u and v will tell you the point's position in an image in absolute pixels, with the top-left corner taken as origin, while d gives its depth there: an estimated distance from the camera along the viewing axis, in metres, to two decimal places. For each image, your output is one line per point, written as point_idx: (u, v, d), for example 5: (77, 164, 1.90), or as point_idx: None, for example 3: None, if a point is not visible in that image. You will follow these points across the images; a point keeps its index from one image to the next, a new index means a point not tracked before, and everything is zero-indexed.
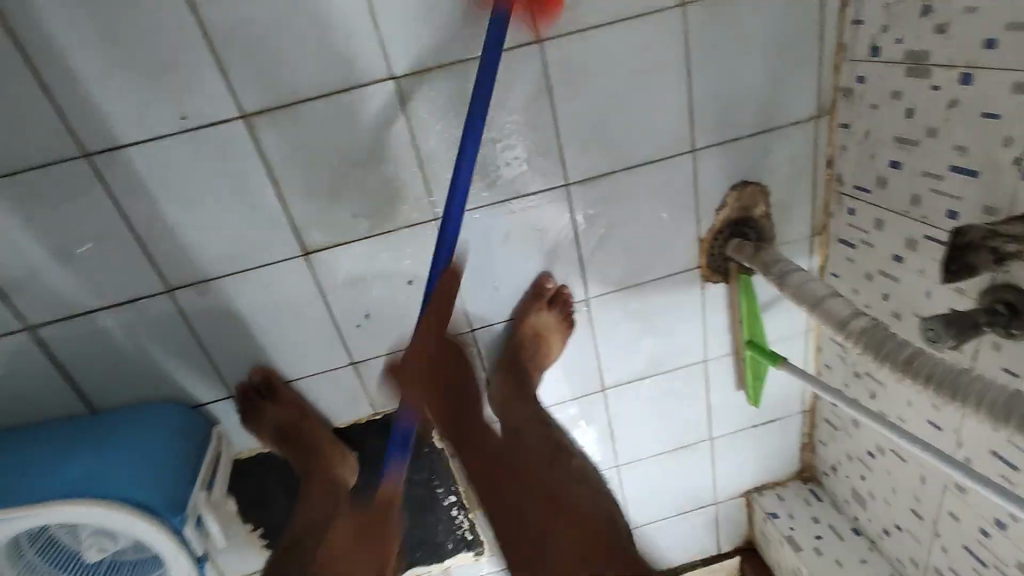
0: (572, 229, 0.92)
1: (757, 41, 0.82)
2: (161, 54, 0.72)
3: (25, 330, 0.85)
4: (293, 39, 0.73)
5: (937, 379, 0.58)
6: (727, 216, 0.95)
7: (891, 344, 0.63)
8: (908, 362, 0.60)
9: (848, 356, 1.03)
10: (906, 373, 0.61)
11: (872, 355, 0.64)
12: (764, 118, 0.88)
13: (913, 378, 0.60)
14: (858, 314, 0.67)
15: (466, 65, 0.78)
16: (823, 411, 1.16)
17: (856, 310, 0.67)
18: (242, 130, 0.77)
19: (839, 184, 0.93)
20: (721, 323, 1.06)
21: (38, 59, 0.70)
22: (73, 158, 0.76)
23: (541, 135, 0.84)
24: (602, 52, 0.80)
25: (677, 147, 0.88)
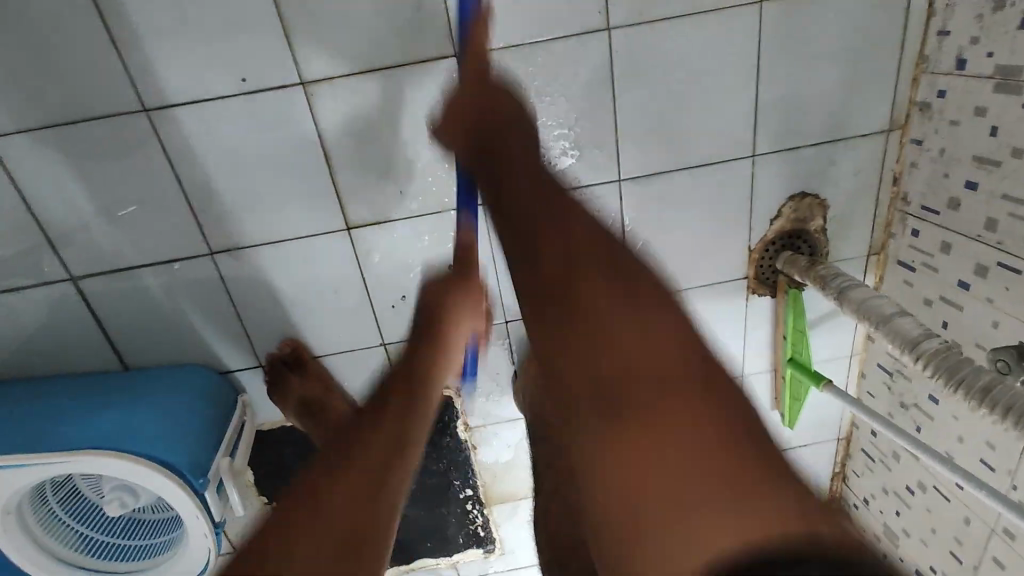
0: (619, 228, 0.89)
1: (834, 46, 0.79)
2: (228, 14, 0.72)
3: (68, 280, 0.85)
4: (361, 8, 0.72)
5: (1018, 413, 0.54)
6: (781, 227, 0.92)
7: (965, 371, 0.59)
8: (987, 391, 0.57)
9: (895, 385, 0.99)
10: (981, 403, 0.57)
11: (943, 382, 0.60)
12: (832, 128, 0.84)
13: (989, 410, 0.56)
14: (929, 336, 0.63)
15: (530, 48, 0.76)
16: (861, 440, 1.11)
17: (927, 330, 0.63)
18: (300, 97, 0.77)
19: (904, 204, 0.89)
20: (763, 338, 1.02)
21: (109, 10, 0.70)
22: (132, 112, 0.76)
23: (599, 126, 0.82)
24: (671, 45, 0.77)
25: (737, 150, 0.85)
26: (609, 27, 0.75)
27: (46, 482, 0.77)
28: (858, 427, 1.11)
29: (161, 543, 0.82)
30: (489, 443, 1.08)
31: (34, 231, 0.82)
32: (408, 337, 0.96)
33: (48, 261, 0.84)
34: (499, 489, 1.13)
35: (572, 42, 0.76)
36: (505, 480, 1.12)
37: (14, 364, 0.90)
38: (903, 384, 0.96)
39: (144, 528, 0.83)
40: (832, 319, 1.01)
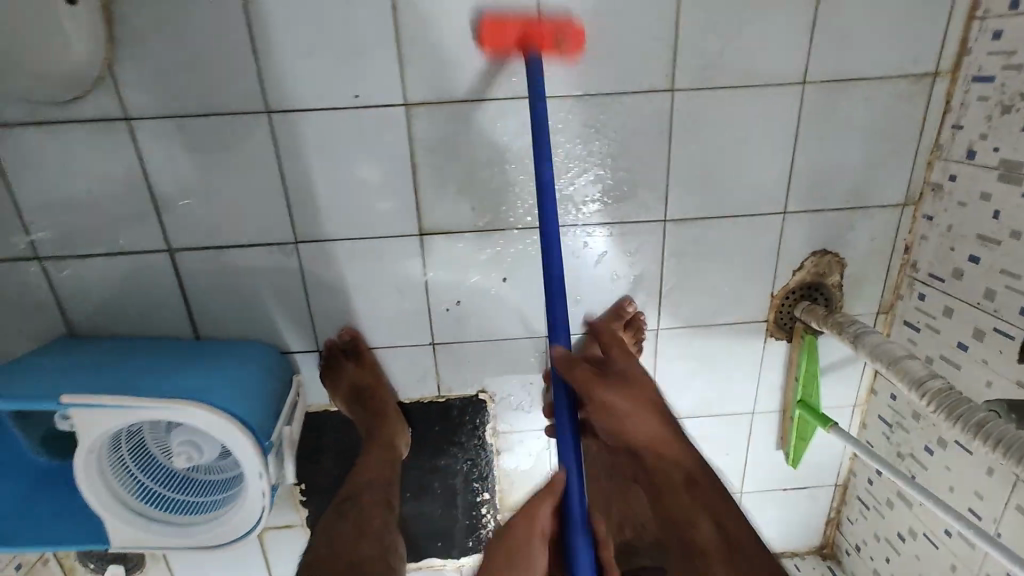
0: (659, 263, 1.00)
1: (863, 126, 0.91)
2: (354, 39, 0.84)
3: (166, 251, 0.95)
4: (468, 47, 0.84)
5: (1005, 446, 0.64)
6: (802, 278, 1.02)
7: (964, 409, 0.69)
8: (981, 425, 0.66)
9: (893, 437, 1.07)
10: (976, 437, 0.67)
11: (944, 417, 0.70)
12: (855, 197, 0.96)
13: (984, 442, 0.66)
14: (934, 376, 0.72)
15: (605, 98, 0.88)
16: (857, 488, 1.19)
17: (933, 371, 0.73)
18: (401, 116, 0.88)
19: (913, 271, 1.00)
20: (776, 379, 1.11)
21: (256, 25, 0.82)
22: (256, 112, 0.87)
23: (653, 171, 0.93)
24: (725, 108, 0.89)
25: (771, 206, 0.96)
26: (674, 88, 0.88)
27: (125, 429, 0.84)
28: (854, 475, 1.19)
29: (214, 499, 0.89)
30: (511, 449, 1.15)
31: (147, 205, 0.92)
32: (456, 340, 1.05)
33: (153, 232, 0.94)
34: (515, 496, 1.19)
35: (642, 97, 0.88)
36: (522, 487, 1.18)
37: (101, 324, 0.99)
38: (901, 435, 1.05)
39: (197, 486, 0.90)
40: (841, 368, 1.10)
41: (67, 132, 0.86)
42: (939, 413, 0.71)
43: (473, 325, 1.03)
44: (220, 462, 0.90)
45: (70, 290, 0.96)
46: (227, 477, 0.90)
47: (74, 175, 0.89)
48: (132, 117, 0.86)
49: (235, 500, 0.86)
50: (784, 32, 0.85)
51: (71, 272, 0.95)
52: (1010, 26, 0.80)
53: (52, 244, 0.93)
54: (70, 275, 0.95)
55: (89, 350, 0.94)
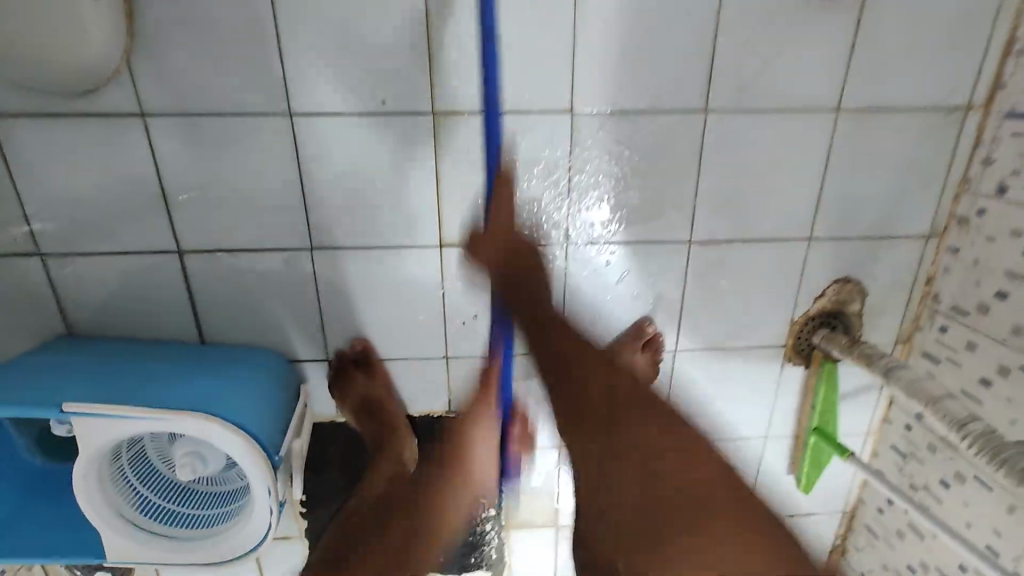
0: (681, 284, 0.98)
1: (894, 157, 0.90)
2: (385, 44, 0.81)
3: (175, 253, 0.91)
4: (502, 57, 0.82)
5: None
6: (822, 305, 1.01)
7: (1008, 452, 0.75)
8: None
9: (907, 467, 1.06)
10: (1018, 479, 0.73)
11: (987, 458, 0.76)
12: (881, 226, 0.95)
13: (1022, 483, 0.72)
14: (974, 418, 0.80)
15: (638, 116, 0.86)
16: (865, 516, 1.18)
17: (973, 414, 0.80)
18: (429, 125, 0.85)
19: (934, 302, 0.99)
20: (791, 405, 1.09)
21: (283, 24, 0.79)
22: (278, 114, 0.84)
23: (681, 192, 0.91)
24: (758, 132, 0.88)
25: (797, 232, 0.95)
26: (707, 109, 0.86)
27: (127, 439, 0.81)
28: (863, 503, 1.18)
29: (216, 512, 0.85)
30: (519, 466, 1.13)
31: (159, 205, 0.88)
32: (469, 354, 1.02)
33: (162, 233, 0.90)
34: (522, 513, 1.17)
35: (676, 117, 0.87)
36: (529, 506, 1.17)
37: (103, 325, 0.95)
38: (915, 466, 1.04)
39: (198, 498, 0.86)
40: (857, 397, 1.09)
41: (78, 126, 0.83)
42: (982, 455, 0.77)
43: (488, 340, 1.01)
44: (224, 473, 0.87)
45: (72, 290, 0.92)
46: (230, 489, 0.86)
47: (82, 170, 0.85)
48: (148, 114, 0.83)
49: (240, 514, 0.83)
50: (822, 59, 0.84)
51: (75, 272, 0.91)
52: None
53: (55, 242, 0.89)
54: (73, 275, 0.91)
55: (90, 353, 0.90)
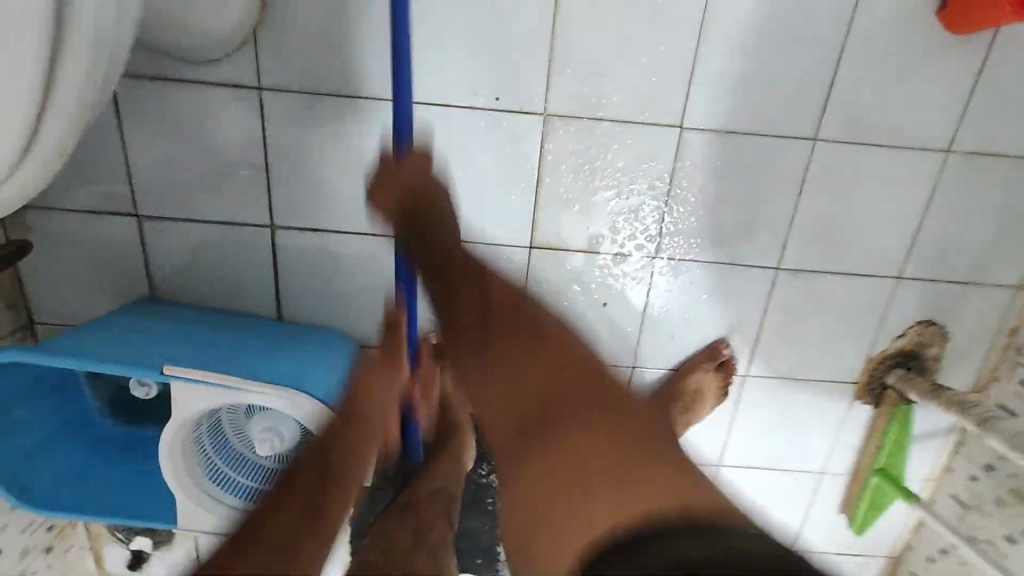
0: (761, 308, 0.97)
1: (997, 204, 0.89)
2: (508, 42, 0.81)
3: (268, 228, 0.92)
4: (622, 67, 0.82)
5: None
6: (901, 344, 1.00)
7: None
8: None
9: (967, 519, 1.04)
10: None
11: None
12: (973, 272, 0.94)
13: None
14: None
15: (747, 137, 0.86)
16: (912, 564, 1.15)
17: None
18: (538, 126, 0.85)
19: (1017, 354, 0.97)
20: (852, 442, 1.08)
21: (412, 13, 0.79)
22: (391, 101, 0.84)
23: (776, 217, 0.91)
24: (864, 165, 0.87)
25: (888, 269, 0.94)
26: (817, 136, 0.85)
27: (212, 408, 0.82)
28: (911, 550, 1.15)
29: None
30: None
31: (259, 179, 0.88)
32: None
33: (257, 206, 0.90)
34: None
35: (783, 142, 0.86)
36: None
37: (185, 290, 0.95)
38: (978, 519, 1.02)
39: (265, 471, 0.86)
40: (923, 442, 1.06)
41: (194, 92, 0.83)
42: None
43: None
44: None
45: (163, 252, 0.92)
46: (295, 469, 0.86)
47: (192, 137, 0.86)
48: (265, 88, 0.83)
49: None
50: (940, 99, 0.83)
51: (168, 235, 0.91)
52: None
53: (154, 204, 0.89)
54: (167, 238, 0.92)
55: (174, 317, 0.90)
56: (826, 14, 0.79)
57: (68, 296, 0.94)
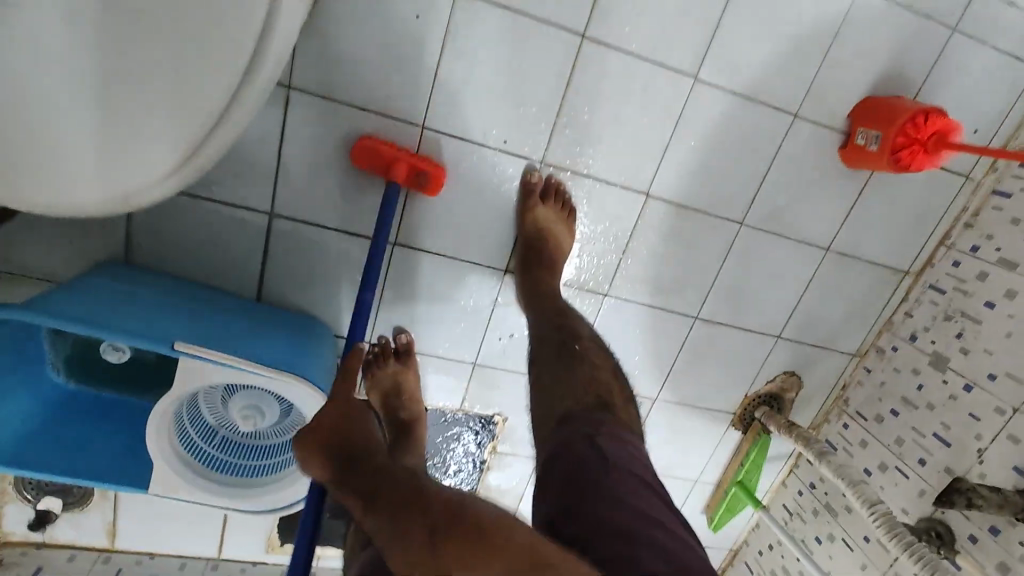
0: (676, 348, 1.18)
1: (853, 293, 1.19)
2: (521, 94, 0.93)
3: (265, 214, 0.95)
4: (610, 136, 0.98)
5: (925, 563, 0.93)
6: (768, 388, 1.26)
7: (900, 530, 0.97)
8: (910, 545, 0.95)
9: (790, 524, 1.35)
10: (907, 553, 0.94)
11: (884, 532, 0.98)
12: (828, 340, 1.23)
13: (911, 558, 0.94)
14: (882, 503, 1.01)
15: (694, 211, 1.06)
16: (746, 555, 1.46)
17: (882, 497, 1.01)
18: (532, 168, 0.99)
19: (844, 404, 1.28)
20: (723, 459, 1.34)
21: (447, 54, 0.89)
22: (411, 123, 0.92)
23: (702, 278, 1.12)
24: (770, 248, 1.11)
25: (772, 329, 1.20)
26: (743, 222, 1.08)
27: (204, 389, 0.86)
28: (747, 544, 1.46)
29: (256, 463, 0.90)
30: (501, 468, 1.27)
31: (268, 170, 0.92)
32: (494, 366, 1.14)
33: (261, 191, 0.93)
34: None
35: (717, 221, 1.07)
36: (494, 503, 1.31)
37: (163, 259, 0.95)
38: (797, 527, 1.33)
39: (235, 446, 0.90)
40: (773, 463, 1.35)
41: None
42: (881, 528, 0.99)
43: (511, 360, 1.14)
44: (265, 429, 0.92)
45: (148, 217, 0.92)
46: (265, 445, 0.91)
47: None
48: (293, 88, 0.88)
49: (278, 471, 0.89)
50: (830, 210, 1.09)
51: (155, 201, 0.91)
52: (967, 261, 1.11)
53: None
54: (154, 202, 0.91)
55: (153, 284, 0.90)
56: (767, 132, 1.01)
57: (28, 248, 0.89)
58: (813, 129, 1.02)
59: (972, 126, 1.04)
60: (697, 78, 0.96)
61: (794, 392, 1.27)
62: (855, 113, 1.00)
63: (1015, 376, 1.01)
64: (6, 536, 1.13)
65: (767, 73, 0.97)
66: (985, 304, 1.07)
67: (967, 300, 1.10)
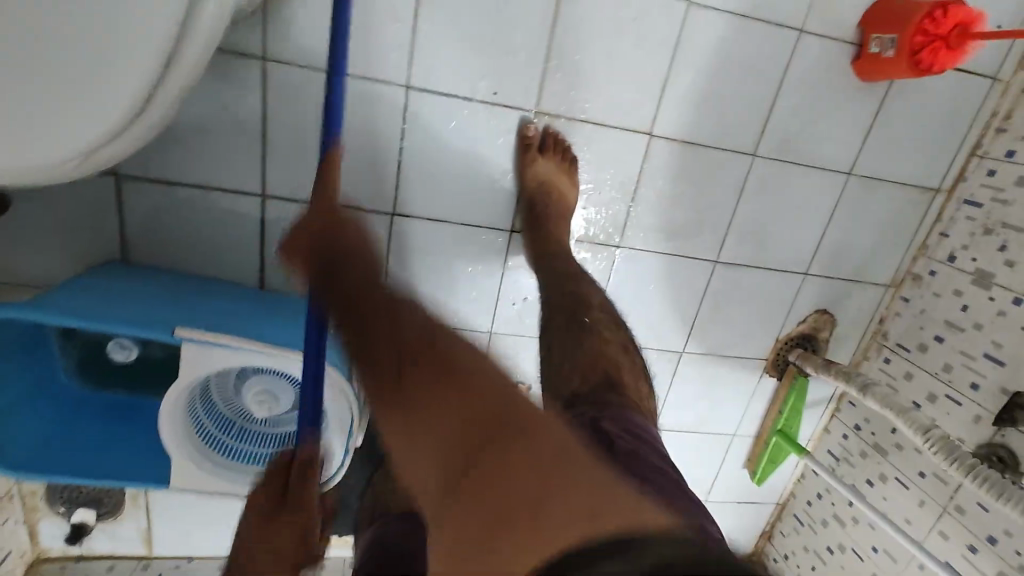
0: (699, 295, 1.13)
1: (881, 218, 1.12)
2: (506, 41, 0.88)
3: (257, 197, 0.92)
4: (604, 75, 0.93)
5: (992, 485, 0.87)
6: (801, 328, 1.20)
7: (959, 455, 0.91)
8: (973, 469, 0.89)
9: (838, 468, 1.29)
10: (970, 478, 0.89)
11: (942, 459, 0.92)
12: (859, 272, 1.16)
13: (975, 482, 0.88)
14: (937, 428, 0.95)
15: (703, 147, 1.00)
16: (795, 506, 1.41)
17: (935, 423, 0.95)
18: (527, 119, 0.94)
19: (883, 338, 1.22)
20: (760, 409, 1.28)
21: (423, 7, 0.85)
22: (395, 84, 0.88)
23: (718, 218, 1.07)
24: (787, 178, 1.05)
25: (799, 266, 1.14)
26: (756, 153, 1.02)
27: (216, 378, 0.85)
28: (795, 496, 1.40)
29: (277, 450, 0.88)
30: None
31: (254, 150, 0.89)
32: (511, 334, 1.10)
33: (250, 174, 0.90)
34: None
35: (729, 154, 1.01)
36: None
37: (161, 255, 0.93)
38: (845, 470, 1.27)
39: (253, 436, 0.88)
40: (813, 408, 1.29)
41: None
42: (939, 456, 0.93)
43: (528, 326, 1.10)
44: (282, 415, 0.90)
45: (140, 213, 0.90)
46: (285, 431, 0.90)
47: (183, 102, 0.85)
48: (269, 60, 0.84)
49: None
50: (848, 131, 1.03)
51: (145, 195, 0.89)
52: (1003, 168, 1.03)
53: (135, 165, 0.87)
54: (142, 194, 0.89)
55: (152, 278, 0.88)
56: (771, 52, 0.95)
57: (26, 255, 0.88)
58: (820, 44, 0.95)
59: (995, 21, 0.96)
60: (691, 1, 0.90)
61: (829, 330, 1.21)
62: (865, 20, 0.93)
63: None
64: (46, 551, 1.13)
65: None
66: None
67: (1007, 209, 1.02)
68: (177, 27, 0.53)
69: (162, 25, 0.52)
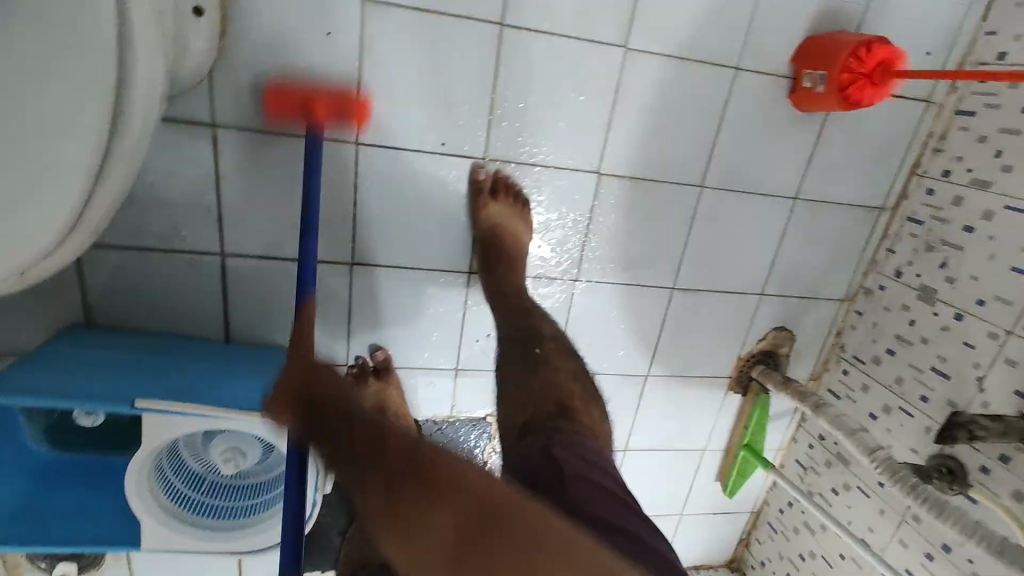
0: (659, 321, 1.16)
1: (829, 238, 1.15)
2: (451, 94, 0.91)
3: (217, 255, 0.94)
4: (550, 121, 0.96)
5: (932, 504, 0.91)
6: (761, 346, 1.24)
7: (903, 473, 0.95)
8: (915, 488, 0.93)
9: (805, 477, 1.33)
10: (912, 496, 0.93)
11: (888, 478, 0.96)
12: (813, 290, 1.20)
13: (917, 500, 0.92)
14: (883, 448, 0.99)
15: (651, 182, 1.03)
16: (768, 514, 1.44)
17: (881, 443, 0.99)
18: (477, 165, 0.97)
19: (841, 351, 1.25)
20: (727, 424, 1.32)
21: (366, 67, 0.87)
22: (345, 141, 0.91)
23: (672, 247, 1.10)
24: (736, 206, 1.09)
25: (754, 287, 1.17)
26: (703, 184, 1.05)
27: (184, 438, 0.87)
28: (768, 504, 1.44)
29: (248, 502, 0.91)
30: None
31: (210, 210, 0.91)
32: (477, 369, 1.13)
33: (207, 233, 0.92)
34: None
35: (677, 187, 1.05)
36: None
37: (124, 316, 0.94)
38: (811, 479, 1.31)
39: (223, 490, 0.91)
40: (778, 421, 1.33)
41: None
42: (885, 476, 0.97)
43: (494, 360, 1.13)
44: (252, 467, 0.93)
45: (101, 278, 0.91)
46: (255, 483, 0.93)
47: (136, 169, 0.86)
48: (218, 126, 0.86)
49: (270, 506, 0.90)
50: (791, 158, 1.06)
51: (104, 261, 0.91)
52: (940, 187, 1.08)
53: None
54: (103, 262, 0.91)
55: (115, 342, 0.90)
56: (709, 90, 0.98)
57: None
58: (756, 80, 0.99)
59: (923, 50, 1.00)
60: (628, 47, 0.93)
61: (789, 347, 1.24)
62: (797, 56, 0.97)
63: (1003, 298, 0.97)
64: None
65: (699, 31, 0.94)
66: (964, 229, 1.04)
67: (946, 228, 1.06)
68: (107, 126, 0.55)
69: (94, 130, 0.54)
